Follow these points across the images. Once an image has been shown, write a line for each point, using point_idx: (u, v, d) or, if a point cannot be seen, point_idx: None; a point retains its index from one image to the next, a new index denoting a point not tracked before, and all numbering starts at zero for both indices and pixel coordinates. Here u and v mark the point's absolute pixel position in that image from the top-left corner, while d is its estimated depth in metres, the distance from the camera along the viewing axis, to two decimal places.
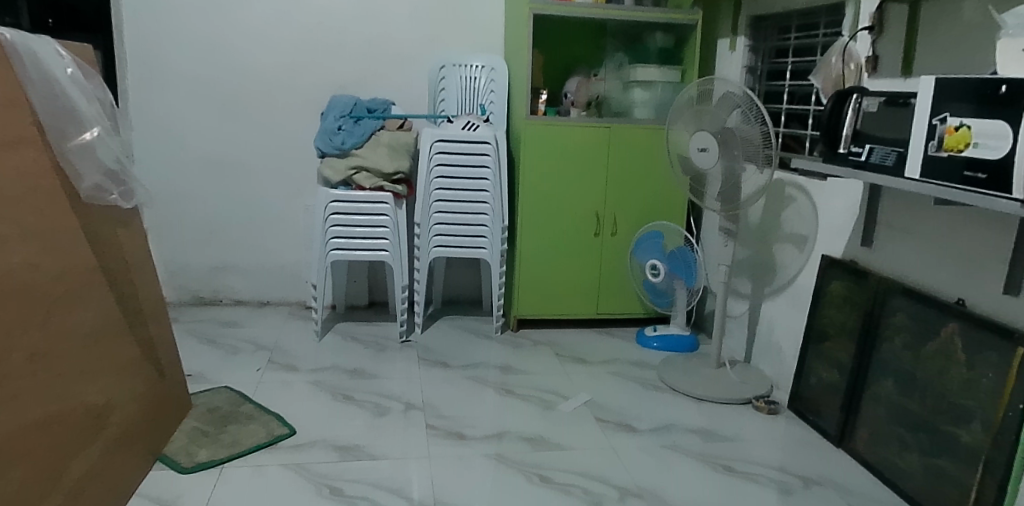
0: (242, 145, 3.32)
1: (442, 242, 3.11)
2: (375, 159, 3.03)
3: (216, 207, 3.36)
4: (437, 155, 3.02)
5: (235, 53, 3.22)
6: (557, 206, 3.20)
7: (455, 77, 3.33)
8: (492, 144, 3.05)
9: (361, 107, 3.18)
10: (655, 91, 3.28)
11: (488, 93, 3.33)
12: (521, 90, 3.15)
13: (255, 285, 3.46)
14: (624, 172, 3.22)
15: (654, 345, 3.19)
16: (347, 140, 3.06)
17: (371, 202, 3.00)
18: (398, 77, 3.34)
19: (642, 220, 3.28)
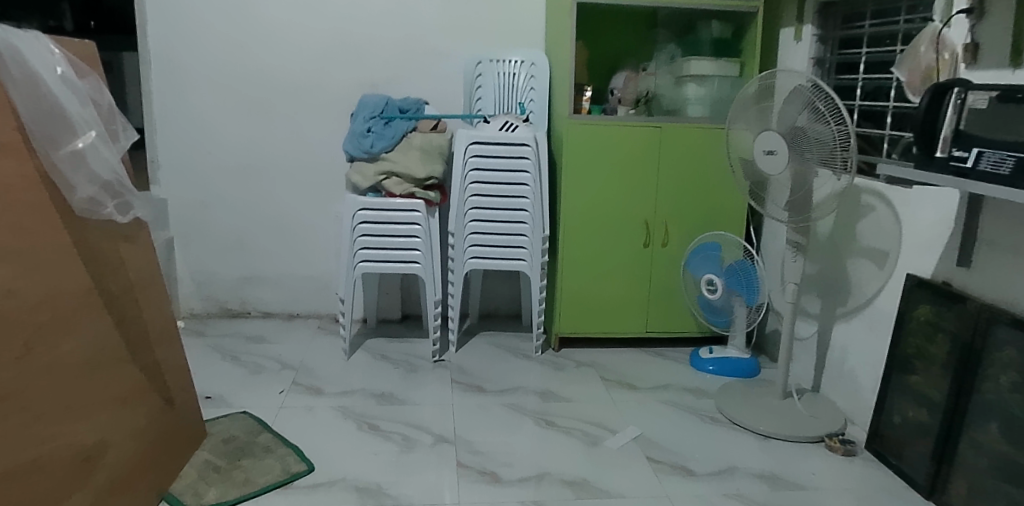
0: (269, 149, 3.13)
1: (478, 253, 2.86)
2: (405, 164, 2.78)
3: (243, 214, 3.17)
4: (471, 159, 2.77)
5: (261, 50, 3.03)
6: (603, 213, 2.93)
7: (492, 74, 3.08)
8: (532, 146, 2.78)
9: (393, 107, 2.94)
10: (711, 86, 2.98)
11: (526, 91, 3.07)
12: (564, 87, 2.87)
13: (283, 297, 3.26)
14: (677, 176, 2.93)
15: (710, 369, 2.92)
16: (376, 142, 2.82)
17: (402, 211, 2.75)
18: (433, 75, 3.11)
19: (696, 229, 2.99)
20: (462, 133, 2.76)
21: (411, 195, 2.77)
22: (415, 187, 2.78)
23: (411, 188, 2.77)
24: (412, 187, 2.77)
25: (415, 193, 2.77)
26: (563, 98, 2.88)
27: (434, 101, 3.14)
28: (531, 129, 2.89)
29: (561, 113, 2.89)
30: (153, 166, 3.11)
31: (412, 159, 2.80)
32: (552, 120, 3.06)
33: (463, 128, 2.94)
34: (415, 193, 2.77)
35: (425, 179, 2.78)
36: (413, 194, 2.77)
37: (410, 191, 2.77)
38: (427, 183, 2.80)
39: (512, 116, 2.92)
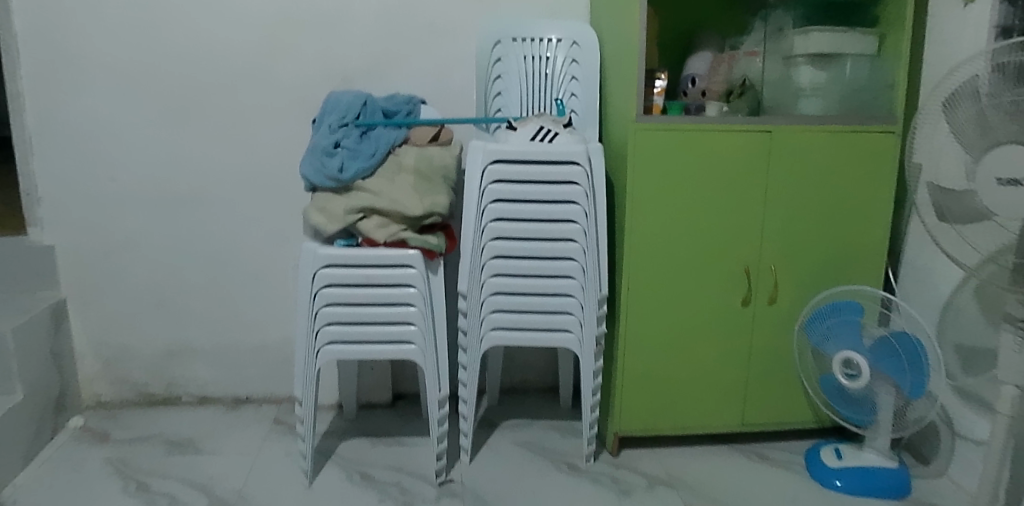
0: (199, 171, 2.19)
1: (503, 324, 1.93)
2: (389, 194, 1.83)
3: (164, 263, 2.24)
4: (491, 187, 1.84)
5: (182, 32, 2.10)
6: (685, 258, 1.99)
7: (517, 60, 2.14)
8: (584, 165, 1.84)
9: (379, 113, 1.98)
10: (837, 70, 2.06)
11: (567, 85, 2.15)
12: (626, 74, 1.93)
13: (227, 377, 2.34)
14: (790, 203, 2.00)
15: (838, 485, 1.99)
16: (348, 163, 1.85)
17: (388, 268, 1.79)
18: (432, 63, 2.17)
19: (816, 278, 2.07)
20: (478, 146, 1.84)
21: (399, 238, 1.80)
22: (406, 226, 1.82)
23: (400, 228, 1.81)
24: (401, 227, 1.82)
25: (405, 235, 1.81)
26: (625, 89, 1.93)
27: (434, 101, 2.20)
28: (576, 139, 1.95)
29: (623, 113, 1.95)
30: (31, 200, 2.18)
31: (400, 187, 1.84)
32: (606, 123, 2.12)
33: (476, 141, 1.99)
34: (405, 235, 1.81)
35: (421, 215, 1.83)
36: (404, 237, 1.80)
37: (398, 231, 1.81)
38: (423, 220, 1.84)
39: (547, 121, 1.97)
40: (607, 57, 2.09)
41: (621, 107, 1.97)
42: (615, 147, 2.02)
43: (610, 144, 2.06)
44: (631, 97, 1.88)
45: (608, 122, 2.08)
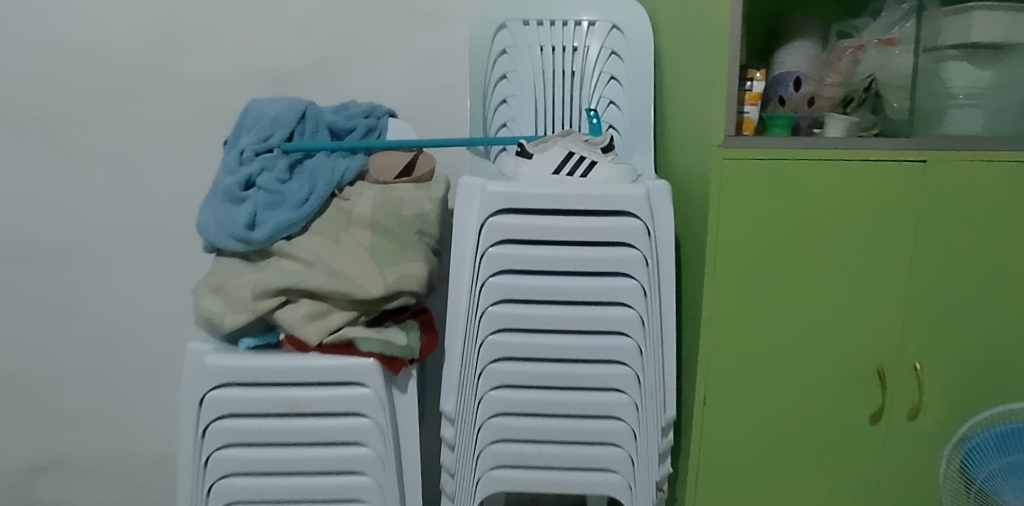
0: (66, 215, 1.50)
1: (510, 461, 1.24)
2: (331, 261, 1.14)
3: (19, 346, 1.55)
4: (495, 252, 1.15)
5: (32, 12, 1.41)
6: (783, 347, 1.32)
7: (530, 53, 1.46)
8: (644, 219, 1.14)
9: (323, 130, 1.35)
10: (1009, 66, 1.37)
11: (602, 89, 1.48)
12: (702, 69, 1.24)
13: (115, 502, 1.64)
14: (947, 268, 1.30)
15: None
16: (265, 214, 1.16)
17: (326, 388, 1.10)
18: (406, 60, 1.49)
19: (982, 382, 1.36)
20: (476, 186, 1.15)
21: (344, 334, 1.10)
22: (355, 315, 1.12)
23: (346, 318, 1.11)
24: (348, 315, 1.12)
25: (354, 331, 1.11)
26: (700, 94, 1.24)
27: (409, 113, 1.52)
28: (622, 176, 1.28)
29: (698, 129, 1.26)
30: None
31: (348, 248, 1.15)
32: (667, 143, 1.43)
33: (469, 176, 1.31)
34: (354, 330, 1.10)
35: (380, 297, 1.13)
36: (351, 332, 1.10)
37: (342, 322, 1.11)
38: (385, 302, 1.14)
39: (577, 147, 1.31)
40: (668, 48, 1.40)
41: (694, 121, 1.28)
42: (684, 179, 1.34)
43: (676, 172, 1.37)
44: (714, 107, 1.19)
45: (672, 140, 1.39)
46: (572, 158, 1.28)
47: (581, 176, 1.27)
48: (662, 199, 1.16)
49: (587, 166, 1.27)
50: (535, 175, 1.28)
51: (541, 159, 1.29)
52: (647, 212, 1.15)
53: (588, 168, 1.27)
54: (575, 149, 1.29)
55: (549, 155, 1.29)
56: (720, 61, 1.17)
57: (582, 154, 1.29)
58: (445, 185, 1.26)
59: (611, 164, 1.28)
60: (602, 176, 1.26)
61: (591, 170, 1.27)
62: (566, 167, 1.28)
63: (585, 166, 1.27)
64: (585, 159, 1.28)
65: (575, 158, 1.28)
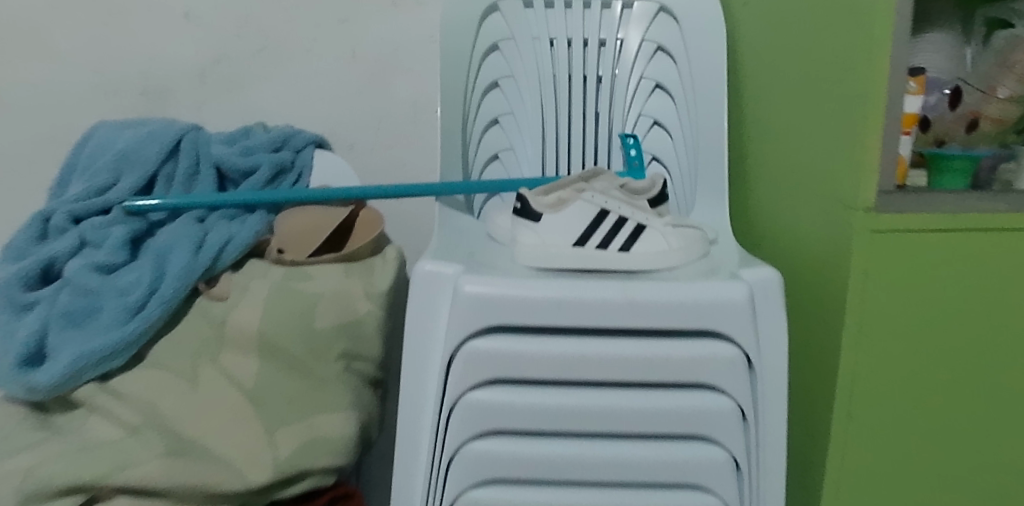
0: None
1: None
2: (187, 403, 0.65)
3: None
4: (478, 396, 0.65)
5: None
6: None
7: (537, 47, 0.97)
8: (747, 340, 0.64)
9: (204, 173, 0.85)
10: None
11: (645, 103, 0.98)
12: (833, 76, 0.72)
13: None
14: None
15: None
16: (58, 339, 0.66)
17: None
18: (349, 63, 0.99)
19: None
20: (454, 278, 0.65)
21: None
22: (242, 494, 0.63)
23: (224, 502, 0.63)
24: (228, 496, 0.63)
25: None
26: (828, 120, 0.73)
27: (353, 139, 1.01)
28: (686, 253, 0.79)
29: (821, 178, 0.74)
30: None
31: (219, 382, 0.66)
32: (752, 189, 0.91)
33: (433, 251, 0.81)
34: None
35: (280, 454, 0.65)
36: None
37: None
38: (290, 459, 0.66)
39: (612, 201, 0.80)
40: (755, 43, 0.89)
41: (810, 164, 0.76)
42: (789, 253, 0.82)
43: (772, 240, 0.86)
44: (861, 144, 0.68)
45: (763, 187, 0.88)
46: (605, 224, 0.79)
47: (620, 253, 0.78)
48: (772, 300, 0.65)
49: (629, 238, 0.79)
50: (547, 250, 0.78)
51: (555, 225, 0.79)
52: (750, 332, 0.64)
53: (631, 240, 0.79)
54: (609, 206, 0.80)
55: (570, 218, 0.79)
56: (877, 65, 0.66)
57: (621, 215, 0.79)
58: (397, 270, 0.77)
59: (667, 234, 0.79)
60: (653, 255, 0.77)
61: (635, 244, 0.78)
62: (596, 237, 0.78)
63: (626, 238, 0.79)
64: (625, 224, 0.79)
65: (609, 224, 0.79)
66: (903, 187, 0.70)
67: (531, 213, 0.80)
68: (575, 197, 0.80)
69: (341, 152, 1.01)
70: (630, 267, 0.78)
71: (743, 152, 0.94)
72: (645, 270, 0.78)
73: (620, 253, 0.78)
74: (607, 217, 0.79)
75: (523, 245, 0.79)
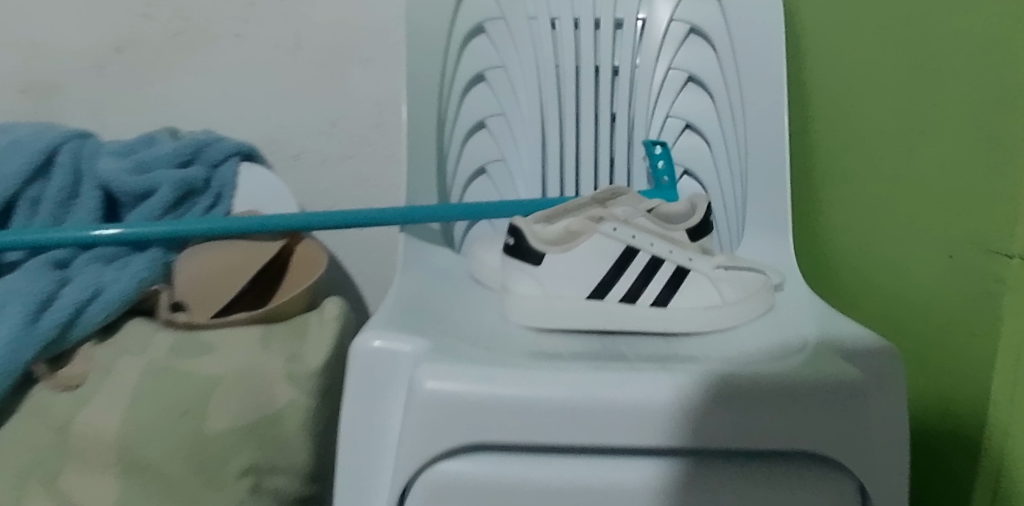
0: None
1: None
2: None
3: None
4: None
5: None
6: None
7: (537, 31, 0.75)
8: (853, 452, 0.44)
9: (85, 198, 0.63)
10: None
11: (673, 102, 0.75)
12: (959, 81, 0.52)
13: None
14: None
15: None
16: None
17: None
18: (294, 53, 0.78)
19: None
20: (414, 359, 0.46)
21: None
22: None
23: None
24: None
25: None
26: (954, 141, 0.53)
27: (299, 149, 0.80)
28: (741, 312, 0.57)
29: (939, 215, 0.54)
30: None
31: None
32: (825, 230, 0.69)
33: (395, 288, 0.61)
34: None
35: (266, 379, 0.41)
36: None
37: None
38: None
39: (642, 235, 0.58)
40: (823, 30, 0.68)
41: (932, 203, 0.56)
42: (891, 321, 0.60)
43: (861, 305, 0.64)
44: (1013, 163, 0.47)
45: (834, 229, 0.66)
46: (632, 269, 0.57)
47: (651, 311, 0.56)
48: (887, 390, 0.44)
49: (665, 288, 0.57)
50: (552, 307, 0.56)
51: (564, 269, 0.57)
52: (861, 445, 0.44)
53: (667, 292, 0.57)
54: (638, 243, 0.57)
55: (583, 260, 0.57)
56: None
57: (654, 256, 0.57)
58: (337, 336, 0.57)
59: (716, 282, 0.58)
60: (697, 315, 0.56)
61: (672, 300, 0.57)
62: (619, 288, 0.57)
63: (661, 287, 0.57)
64: (660, 269, 0.57)
65: (637, 269, 0.57)
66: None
67: (529, 254, 0.57)
68: (590, 230, 0.57)
69: (283, 165, 0.80)
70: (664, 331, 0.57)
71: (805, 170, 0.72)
72: (682, 336, 0.57)
73: (652, 312, 0.56)
74: (635, 257, 0.57)
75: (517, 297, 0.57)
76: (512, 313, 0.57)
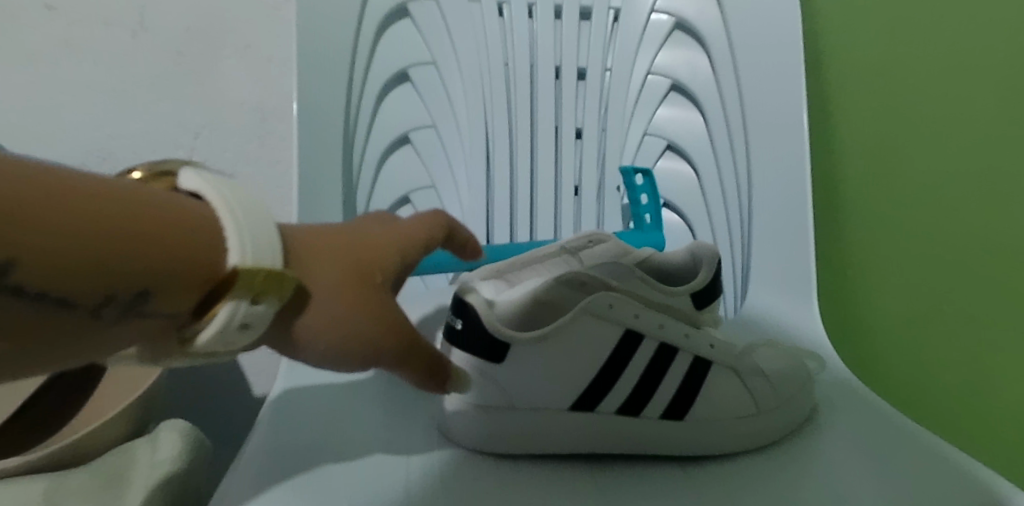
0: None
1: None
2: (424, 382, 0.32)
3: None
4: None
5: None
6: None
7: (477, 18, 0.56)
8: None
9: None
10: None
11: (652, 116, 0.58)
12: None
13: None
14: None
15: None
16: None
17: None
18: (134, 37, 0.57)
19: None
20: None
21: (171, 197, 0.26)
22: (264, 287, 0.26)
23: (210, 313, 0.26)
24: (231, 311, 0.26)
25: (238, 266, 0.26)
26: None
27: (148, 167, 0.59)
28: (784, 419, 0.39)
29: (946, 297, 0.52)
30: None
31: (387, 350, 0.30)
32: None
33: (269, 410, 0.41)
34: (216, 238, 0.26)
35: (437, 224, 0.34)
36: (221, 222, 0.27)
37: (132, 314, 0.25)
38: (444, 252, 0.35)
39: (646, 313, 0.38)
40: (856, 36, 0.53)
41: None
42: None
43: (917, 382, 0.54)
44: None
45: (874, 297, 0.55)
46: (633, 367, 0.38)
47: (660, 429, 0.38)
48: None
49: (680, 392, 0.38)
50: (513, 429, 0.37)
51: (532, 371, 0.37)
52: None
53: (682, 399, 0.38)
54: (642, 326, 0.38)
55: (561, 355, 0.37)
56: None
57: (664, 343, 0.38)
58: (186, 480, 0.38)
59: (748, 379, 0.39)
60: (725, 432, 0.38)
61: (692, 410, 0.38)
62: (614, 398, 0.37)
63: (675, 393, 0.38)
64: (672, 365, 0.38)
65: (641, 367, 0.38)
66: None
67: (486, 348, 0.37)
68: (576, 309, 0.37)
69: None
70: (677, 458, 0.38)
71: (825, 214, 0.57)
72: (704, 461, 0.38)
73: (662, 431, 0.38)
74: (638, 348, 0.38)
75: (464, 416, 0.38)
76: (456, 437, 0.38)
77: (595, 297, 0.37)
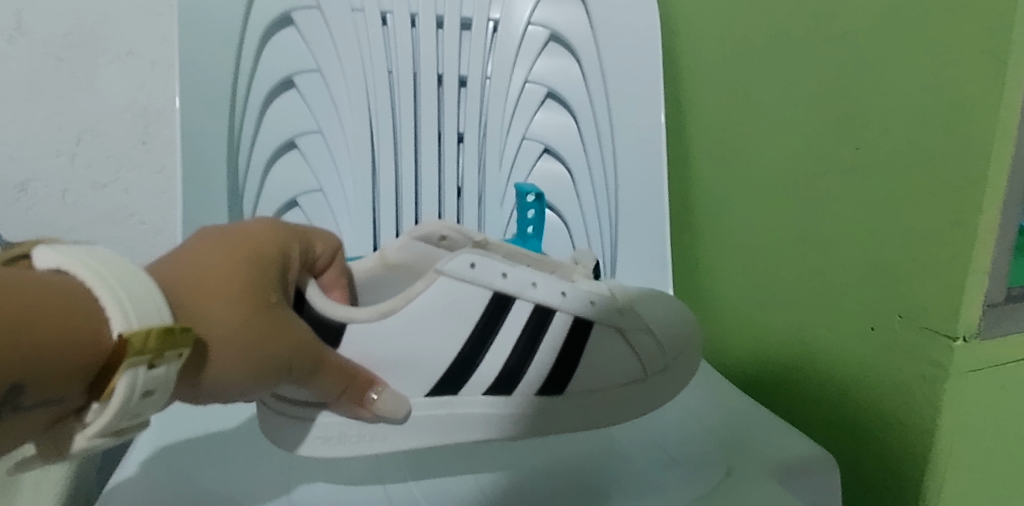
0: None
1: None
2: (344, 393, 0.37)
3: None
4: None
5: None
6: None
7: (362, 27, 0.58)
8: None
9: None
10: None
11: (531, 121, 0.62)
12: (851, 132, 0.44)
13: None
14: None
15: None
16: None
17: None
18: (22, 58, 0.58)
19: None
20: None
21: (36, 286, 0.27)
22: (160, 346, 0.28)
23: (108, 389, 0.28)
24: (130, 380, 0.28)
25: (127, 332, 0.27)
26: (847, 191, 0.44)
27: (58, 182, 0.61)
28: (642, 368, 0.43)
29: (772, 302, 0.51)
30: None
31: (291, 365, 0.34)
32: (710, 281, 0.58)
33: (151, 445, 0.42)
34: (98, 311, 0.27)
35: (329, 250, 0.40)
36: (96, 289, 0.28)
37: (47, 399, 0.27)
38: (318, 277, 0.40)
39: (516, 272, 0.41)
40: (700, 55, 0.58)
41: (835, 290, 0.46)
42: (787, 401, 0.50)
43: (753, 377, 0.54)
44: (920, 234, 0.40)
45: (724, 282, 0.57)
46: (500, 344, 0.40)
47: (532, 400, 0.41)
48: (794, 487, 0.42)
49: (563, 350, 0.42)
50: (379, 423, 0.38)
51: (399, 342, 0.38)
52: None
53: (560, 355, 0.42)
54: (510, 286, 0.40)
55: (420, 324, 0.39)
56: (1006, 93, 0.35)
57: (543, 303, 0.41)
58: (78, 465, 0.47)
59: (632, 335, 0.43)
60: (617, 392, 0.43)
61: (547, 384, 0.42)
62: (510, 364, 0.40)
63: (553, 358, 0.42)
64: (557, 328, 0.41)
65: (518, 327, 0.41)
66: (1021, 292, 0.40)
67: (319, 329, 0.37)
68: (432, 273, 0.39)
69: (39, 203, 0.61)
70: (577, 426, 0.43)
71: (681, 212, 0.62)
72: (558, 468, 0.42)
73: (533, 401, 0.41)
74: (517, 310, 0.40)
75: (302, 415, 0.38)
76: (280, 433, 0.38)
77: (451, 261, 0.39)
